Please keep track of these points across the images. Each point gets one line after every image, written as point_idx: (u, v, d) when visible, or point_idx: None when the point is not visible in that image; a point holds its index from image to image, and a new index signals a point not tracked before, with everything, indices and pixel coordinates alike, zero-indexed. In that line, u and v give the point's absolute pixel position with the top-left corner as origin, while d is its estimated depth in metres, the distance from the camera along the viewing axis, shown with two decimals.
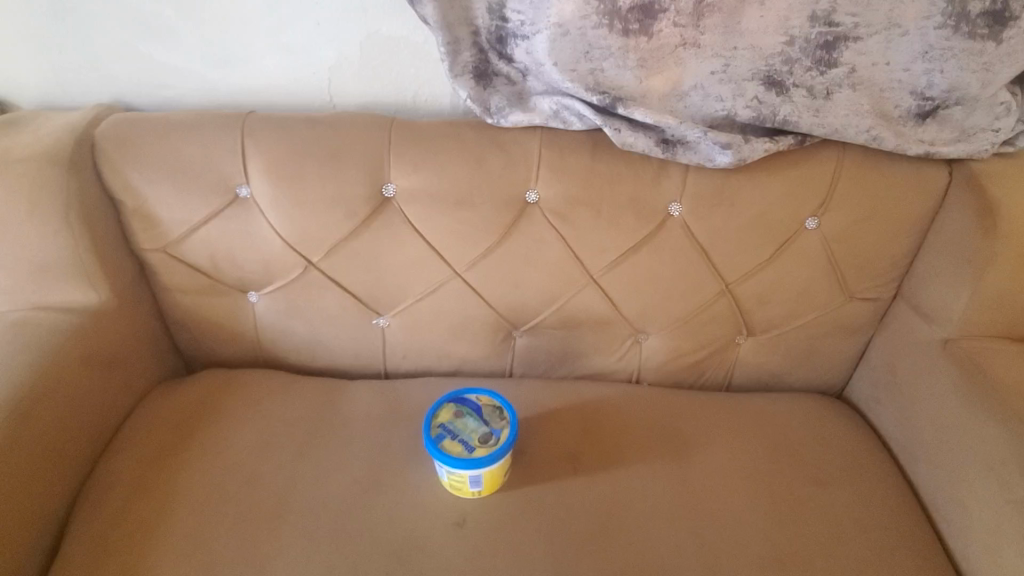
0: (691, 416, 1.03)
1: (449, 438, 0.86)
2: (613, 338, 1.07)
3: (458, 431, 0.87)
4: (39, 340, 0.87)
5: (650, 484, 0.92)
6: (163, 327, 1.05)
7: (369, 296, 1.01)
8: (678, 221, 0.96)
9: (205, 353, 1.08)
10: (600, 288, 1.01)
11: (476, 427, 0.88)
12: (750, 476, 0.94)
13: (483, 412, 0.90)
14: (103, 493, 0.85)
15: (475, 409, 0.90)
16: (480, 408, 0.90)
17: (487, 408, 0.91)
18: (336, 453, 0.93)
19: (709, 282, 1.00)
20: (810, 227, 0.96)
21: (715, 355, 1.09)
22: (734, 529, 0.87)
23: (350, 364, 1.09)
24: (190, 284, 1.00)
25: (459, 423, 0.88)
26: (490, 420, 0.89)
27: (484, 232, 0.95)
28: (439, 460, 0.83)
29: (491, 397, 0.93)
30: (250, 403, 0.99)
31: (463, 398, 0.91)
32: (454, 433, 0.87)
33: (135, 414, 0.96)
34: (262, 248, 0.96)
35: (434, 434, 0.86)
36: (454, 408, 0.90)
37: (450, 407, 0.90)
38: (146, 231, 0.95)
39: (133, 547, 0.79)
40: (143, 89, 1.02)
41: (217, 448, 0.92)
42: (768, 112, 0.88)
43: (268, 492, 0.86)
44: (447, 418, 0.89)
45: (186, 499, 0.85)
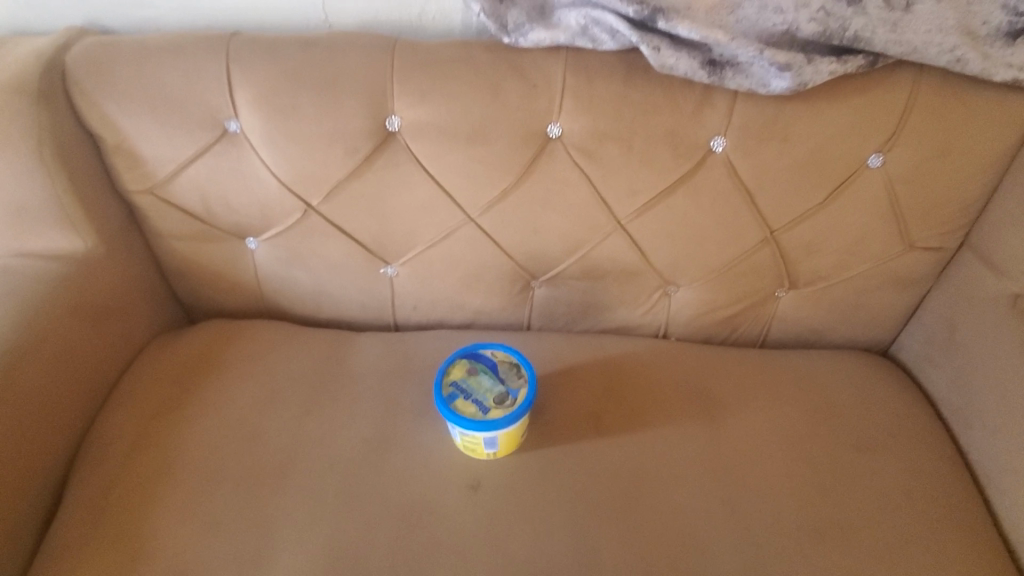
0: (723, 375, 0.96)
1: (462, 398, 0.80)
2: (640, 290, 0.98)
3: (471, 390, 0.81)
4: (23, 289, 0.81)
5: (679, 446, 0.86)
6: (159, 275, 0.99)
7: (375, 243, 0.93)
8: (720, 158, 0.84)
9: (206, 302, 1.03)
10: (628, 236, 0.91)
11: (492, 386, 0.81)
12: (786, 439, 0.88)
13: (498, 370, 0.83)
14: (101, 450, 0.81)
15: (491, 366, 0.84)
16: (496, 365, 0.84)
17: (503, 365, 0.84)
18: (343, 410, 0.88)
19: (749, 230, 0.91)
20: (874, 165, 0.85)
21: (750, 309, 1.01)
22: (770, 495, 0.81)
23: (358, 315, 1.03)
24: (185, 229, 0.93)
25: (472, 381, 0.82)
26: (507, 377, 0.82)
27: (500, 172, 0.85)
28: (450, 421, 0.77)
29: (509, 353, 0.86)
30: (254, 356, 0.94)
31: (477, 355, 0.85)
32: (466, 392, 0.81)
33: (133, 367, 0.92)
34: (256, 190, 0.88)
35: (444, 393, 0.80)
36: (467, 365, 0.84)
37: (462, 363, 0.84)
38: (131, 171, 0.87)
39: (133, 505, 0.76)
40: (119, 9, 0.91)
41: (218, 403, 0.87)
42: (836, 26, 0.74)
43: (272, 450, 0.82)
44: (459, 375, 0.83)
45: (186, 455, 0.81)
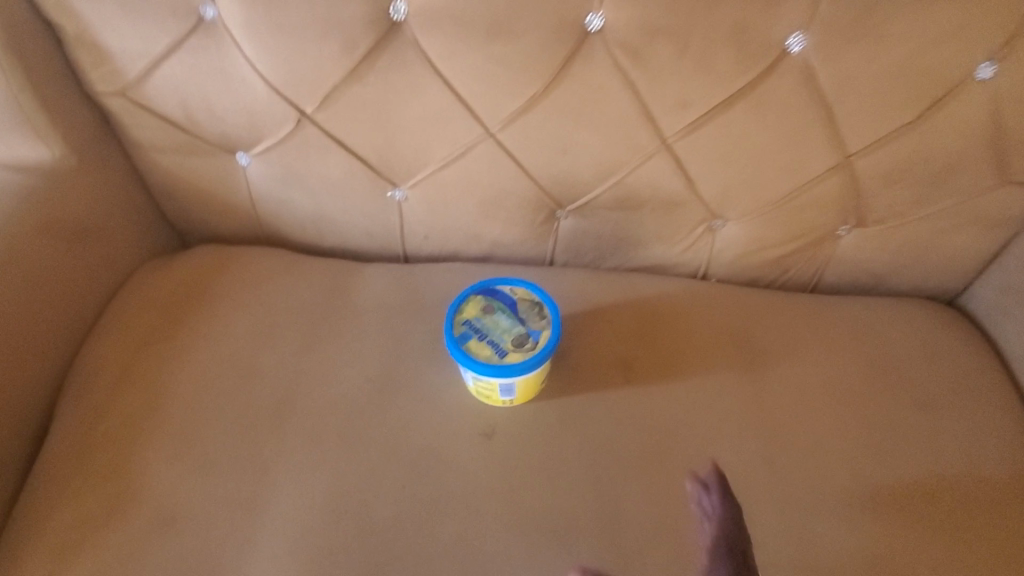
0: (769, 322, 0.86)
1: (476, 339, 0.71)
2: (681, 224, 0.86)
3: (487, 330, 0.72)
4: None
5: (717, 399, 0.78)
6: (144, 192, 0.90)
7: (380, 162, 0.82)
8: (794, 63, 0.69)
9: (198, 225, 0.94)
10: (673, 159, 0.78)
11: (510, 326, 0.72)
12: (836, 394, 0.79)
13: (518, 309, 0.73)
14: (86, 381, 0.75)
15: (510, 304, 0.74)
16: (515, 303, 0.74)
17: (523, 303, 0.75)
18: (346, 347, 0.80)
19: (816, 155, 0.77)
20: (983, 76, 0.69)
21: (805, 249, 0.89)
22: (815, 455, 0.74)
23: (363, 244, 0.93)
24: (167, 140, 0.82)
25: (488, 320, 0.73)
26: (527, 317, 0.73)
27: (526, 77, 0.72)
28: (462, 365, 0.69)
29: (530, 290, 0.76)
30: (250, 285, 0.86)
31: (495, 291, 0.75)
32: (481, 332, 0.72)
33: (120, 292, 0.85)
34: (242, 94, 0.76)
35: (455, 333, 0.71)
36: (483, 302, 0.74)
37: (477, 300, 0.74)
38: (98, 69, 0.75)
39: (120, 441, 0.70)
40: None
41: (211, 334, 0.80)
42: None
43: (269, 388, 0.75)
44: (473, 313, 0.73)
45: (176, 390, 0.74)
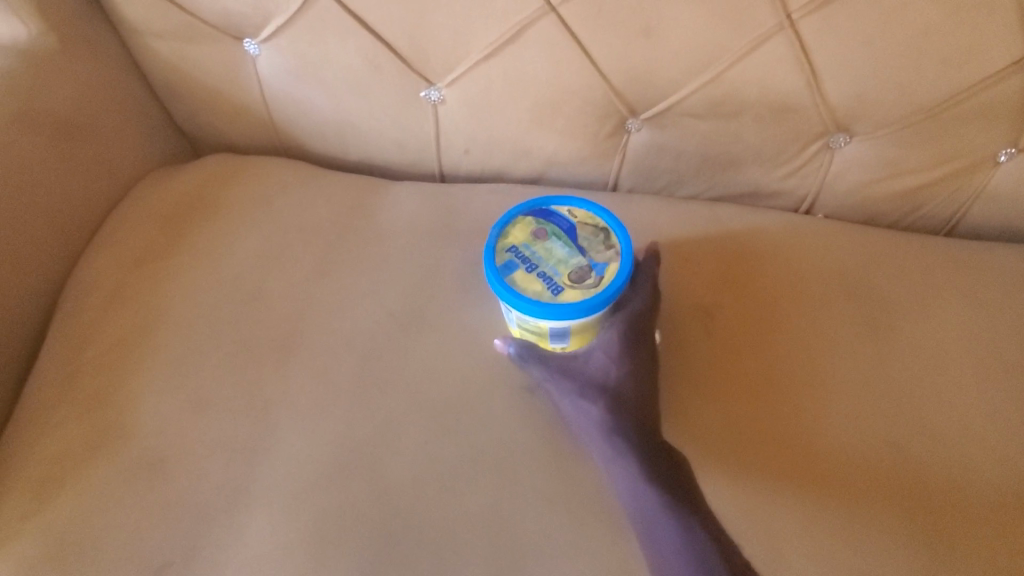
0: (890, 269, 0.68)
1: (523, 270, 0.56)
2: (789, 140, 0.67)
3: (538, 259, 0.57)
4: None
5: (823, 363, 0.62)
6: (147, 89, 0.78)
7: (413, 49, 0.66)
8: None
9: (208, 131, 0.82)
10: (794, 45, 0.59)
11: (567, 256, 0.57)
12: (981, 366, 0.62)
13: (578, 236, 0.59)
14: (76, 300, 0.66)
15: (567, 230, 0.59)
16: (574, 229, 0.59)
17: (583, 229, 0.60)
18: (367, 277, 0.67)
19: (991, 40, 0.57)
20: None
21: (950, 178, 0.68)
22: (951, 441, 0.58)
23: (393, 159, 0.79)
24: (165, 22, 0.69)
25: (539, 247, 0.58)
26: (589, 246, 0.58)
27: None
28: (505, 301, 0.55)
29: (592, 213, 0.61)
30: (261, 200, 0.74)
31: (550, 214, 0.60)
32: (530, 262, 0.57)
33: (120, 203, 0.74)
34: None
35: (497, 262, 0.57)
36: (534, 226, 0.60)
37: (528, 223, 0.60)
38: None
39: (109, 370, 0.61)
40: None
41: (215, 255, 0.69)
42: None
43: (277, 318, 0.64)
44: (520, 239, 0.59)
45: (175, 315, 0.65)
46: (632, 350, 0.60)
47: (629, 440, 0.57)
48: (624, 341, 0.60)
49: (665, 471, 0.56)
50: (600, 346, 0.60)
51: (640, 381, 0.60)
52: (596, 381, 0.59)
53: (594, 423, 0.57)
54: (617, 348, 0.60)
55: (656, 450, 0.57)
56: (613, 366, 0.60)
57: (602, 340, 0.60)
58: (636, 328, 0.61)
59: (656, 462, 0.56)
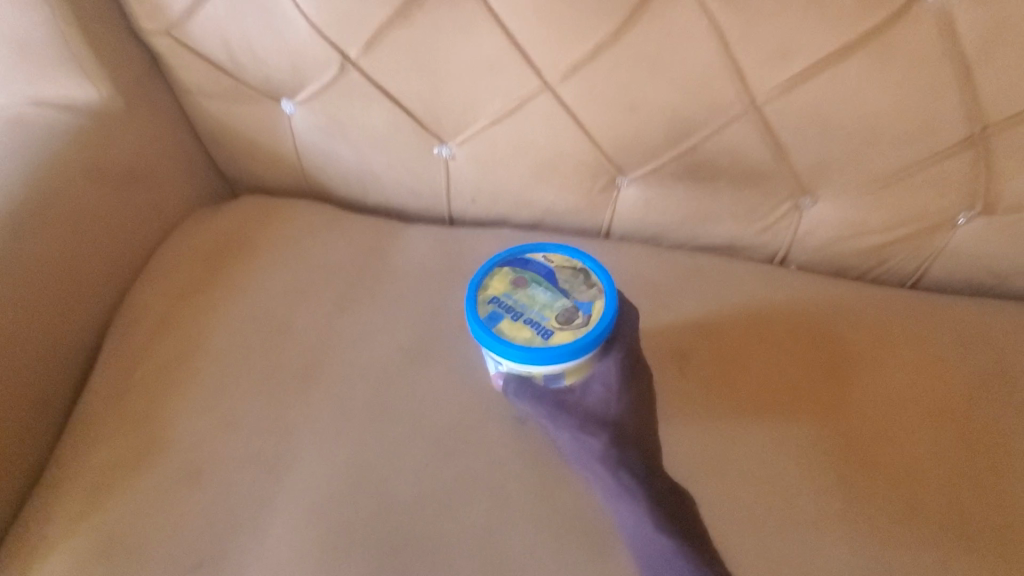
0: (856, 320, 0.74)
1: (511, 318, 0.62)
2: (764, 200, 0.74)
3: (523, 306, 0.63)
4: (39, 145, 0.72)
5: (787, 406, 0.68)
6: (195, 139, 0.88)
7: (428, 114, 0.75)
8: (930, 9, 0.56)
9: (245, 174, 0.91)
10: (762, 123, 0.66)
11: (549, 299, 0.63)
12: (933, 413, 0.67)
13: (557, 278, 0.65)
14: (128, 327, 0.75)
15: (546, 275, 0.66)
16: (552, 273, 0.66)
17: (561, 272, 0.67)
18: (380, 313, 0.76)
19: (946, 127, 0.62)
20: None
21: (912, 239, 0.75)
22: (901, 482, 0.63)
23: (408, 204, 0.88)
24: (214, 86, 0.79)
25: (524, 295, 0.64)
26: (569, 288, 0.64)
27: (597, 17, 0.62)
28: (500, 349, 0.60)
29: (567, 256, 0.68)
30: (290, 240, 0.83)
31: (526, 263, 0.67)
32: (517, 309, 0.62)
33: (167, 239, 0.84)
34: (286, 35, 0.71)
35: (484, 314, 0.62)
36: (514, 276, 0.66)
37: (507, 274, 0.66)
38: (143, 5, 0.72)
39: (154, 390, 0.70)
40: None
41: (248, 290, 0.78)
42: None
43: (300, 349, 0.73)
44: (503, 289, 0.64)
45: (211, 343, 0.74)
46: (626, 382, 0.66)
47: (631, 467, 0.62)
48: (620, 373, 0.66)
49: (660, 495, 0.61)
50: (598, 377, 0.65)
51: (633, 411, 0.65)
52: (595, 412, 0.64)
53: (598, 455, 0.62)
54: (614, 378, 0.65)
55: (652, 478, 0.62)
56: (610, 396, 0.65)
57: (600, 371, 0.65)
58: (628, 361, 0.67)
59: (656, 485, 0.61)
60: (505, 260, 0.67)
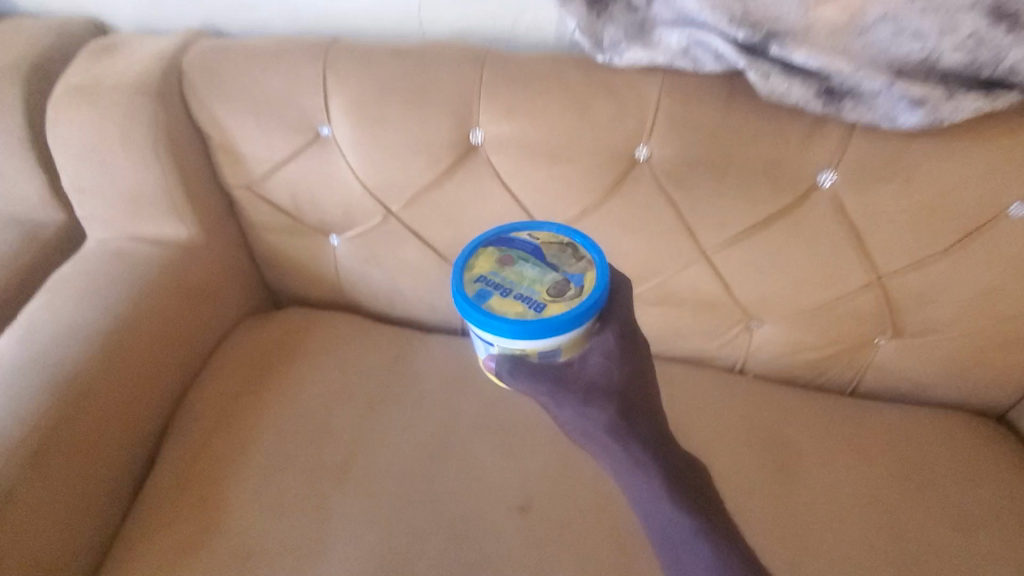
0: (802, 423, 0.89)
1: (497, 295, 0.57)
2: (720, 322, 0.92)
3: (510, 284, 0.58)
4: (134, 274, 0.89)
5: (747, 498, 0.82)
6: (252, 261, 1.06)
7: (450, 251, 0.94)
8: (827, 194, 0.75)
9: (291, 289, 1.09)
10: (712, 267, 0.85)
11: (538, 275, 0.59)
12: (868, 506, 0.81)
13: (544, 254, 0.61)
14: (189, 424, 0.88)
15: (532, 252, 0.61)
16: (539, 248, 0.61)
17: (547, 248, 0.62)
18: (404, 414, 0.90)
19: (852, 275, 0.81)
20: (1016, 215, 0.72)
21: (843, 356, 0.91)
22: (842, 566, 0.76)
23: (428, 317, 1.05)
24: (276, 224, 0.98)
25: (509, 272, 0.60)
26: (558, 261, 0.60)
27: (584, 190, 0.82)
28: (488, 328, 0.55)
29: (553, 231, 0.64)
30: (328, 348, 0.99)
31: (510, 240, 0.63)
32: (504, 287, 0.58)
33: (223, 345, 0.99)
34: (341, 192, 0.91)
35: (468, 295, 0.58)
36: (497, 254, 0.62)
37: (491, 252, 0.62)
38: (232, 168, 0.92)
39: (211, 481, 0.82)
40: (232, 13, 0.95)
41: (292, 392, 0.92)
42: (987, 57, 0.61)
43: (336, 445, 0.86)
44: (488, 268, 0.60)
45: (261, 439, 0.87)
46: (626, 349, 0.59)
47: (641, 439, 0.57)
48: (620, 346, 0.58)
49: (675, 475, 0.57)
50: (598, 348, 0.58)
51: (636, 380, 0.59)
52: (598, 383, 0.58)
53: (605, 428, 0.57)
54: (615, 352, 0.58)
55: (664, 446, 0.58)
56: (612, 368, 0.58)
57: (600, 340, 0.58)
58: (627, 333, 0.59)
59: (666, 449, 0.58)
60: (489, 240, 0.63)
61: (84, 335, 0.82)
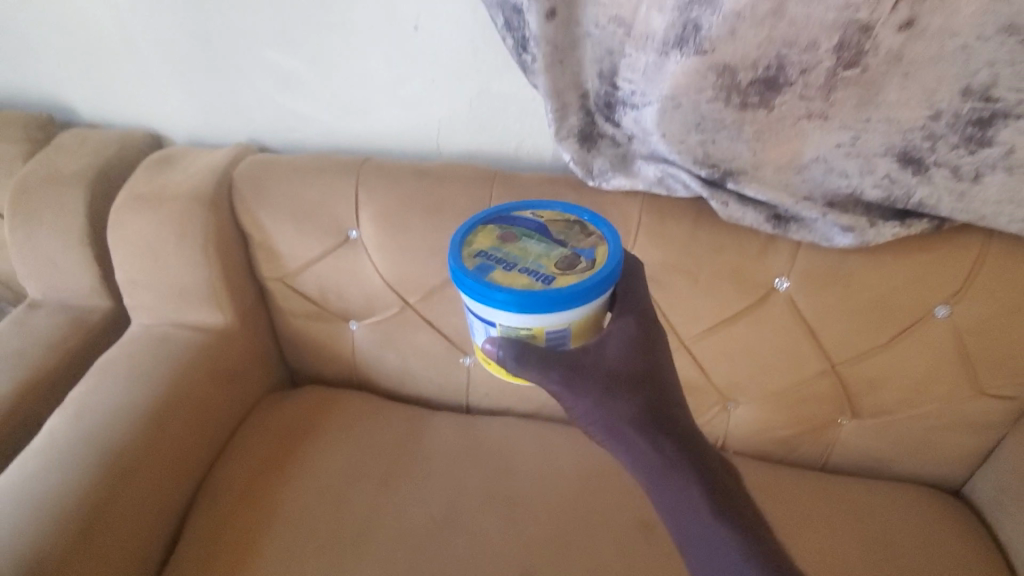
0: (778, 498, 0.98)
1: (503, 267, 0.61)
2: (700, 404, 1.03)
3: (516, 257, 0.63)
4: (174, 357, 0.99)
5: None
6: (275, 343, 1.16)
7: (459, 337, 1.05)
8: (783, 296, 0.89)
9: (309, 369, 1.19)
10: (691, 355, 0.97)
11: (543, 250, 0.64)
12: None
13: (549, 231, 0.67)
14: (215, 498, 0.95)
15: (536, 229, 0.67)
16: (543, 226, 0.67)
17: (550, 226, 0.68)
18: (415, 489, 0.97)
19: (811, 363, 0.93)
20: (940, 315, 0.85)
21: (811, 435, 1.01)
22: None
23: (436, 395, 1.14)
24: (302, 311, 1.10)
25: (516, 247, 0.64)
26: (564, 238, 0.66)
27: None
28: (494, 297, 0.58)
29: (555, 212, 0.70)
30: (344, 424, 1.07)
31: (514, 221, 0.69)
32: (509, 261, 0.62)
33: (246, 422, 1.08)
34: (364, 286, 1.03)
35: (475, 266, 0.62)
36: (501, 232, 0.67)
37: (495, 232, 0.67)
38: (269, 263, 1.05)
39: (235, 553, 0.89)
40: (275, 132, 1.11)
41: (311, 467, 1.00)
42: (900, 193, 0.76)
43: (352, 519, 0.93)
44: (494, 245, 0.65)
45: (282, 513, 0.93)
46: (642, 335, 0.65)
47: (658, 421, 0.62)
48: (636, 334, 0.64)
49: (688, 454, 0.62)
50: (617, 333, 0.64)
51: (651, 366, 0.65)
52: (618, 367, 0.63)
53: (625, 410, 0.62)
54: (632, 336, 0.64)
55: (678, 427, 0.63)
56: (629, 351, 0.64)
57: (620, 324, 0.64)
58: (642, 323, 0.66)
59: (680, 431, 0.63)
60: (494, 219, 0.69)
61: (128, 414, 0.90)
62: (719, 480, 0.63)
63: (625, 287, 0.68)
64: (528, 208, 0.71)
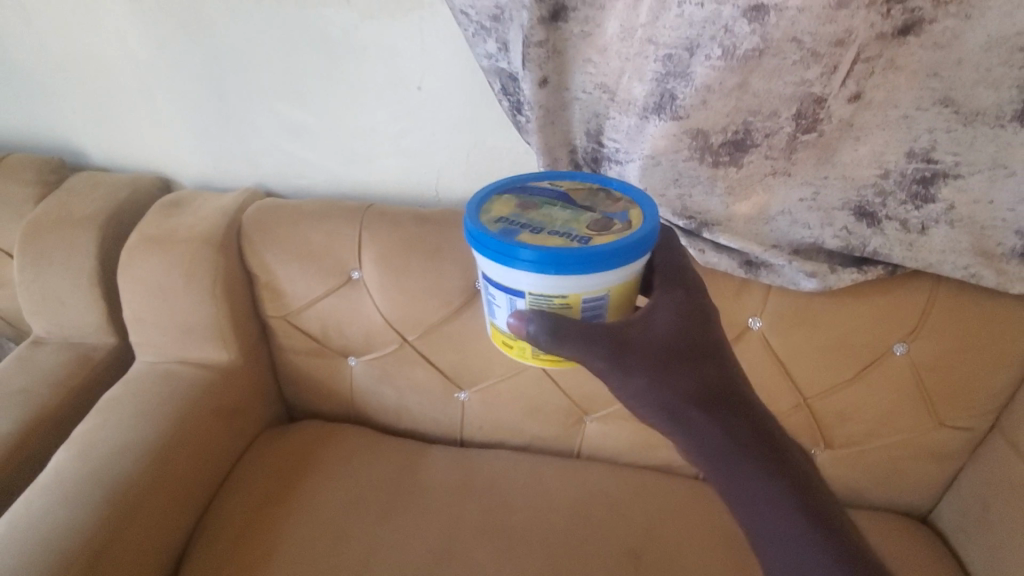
0: None
1: (531, 232, 0.62)
2: None
3: (542, 222, 0.64)
4: (179, 394, 1.02)
5: None
6: (274, 379, 1.20)
7: (454, 373, 1.10)
8: (757, 334, 0.97)
9: (307, 404, 1.22)
10: None
11: (570, 215, 0.65)
12: None
13: (572, 198, 0.68)
14: (215, 532, 0.98)
15: (557, 197, 0.68)
16: (565, 194, 0.68)
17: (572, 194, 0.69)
18: (411, 521, 1.01)
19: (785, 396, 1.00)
20: (898, 352, 0.93)
21: None
22: None
23: (431, 429, 1.18)
24: (303, 348, 1.14)
25: (538, 214, 0.65)
26: (587, 203, 0.67)
27: None
28: (529, 260, 0.59)
29: (574, 181, 0.71)
30: (342, 458, 1.10)
31: (532, 190, 0.69)
32: (536, 225, 0.63)
33: (245, 456, 1.11)
34: (365, 324, 1.08)
35: (498, 230, 0.62)
36: (521, 201, 0.67)
37: (514, 201, 0.67)
38: (273, 302, 1.10)
39: None
40: (282, 177, 1.18)
41: (310, 500, 1.03)
42: (857, 243, 0.84)
43: (350, 552, 0.96)
44: (515, 212, 0.66)
45: (281, 546, 0.96)
46: (689, 306, 0.67)
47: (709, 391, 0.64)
48: (683, 305, 0.67)
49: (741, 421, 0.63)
50: (665, 304, 0.66)
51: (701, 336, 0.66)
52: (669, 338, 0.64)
53: (679, 378, 0.63)
54: (678, 307, 0.66)
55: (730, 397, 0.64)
56: (678, 321, 0.65)
57: (664, 299, 0.67)
58: (688, 296, 0.68)
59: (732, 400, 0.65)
60: (508, 190, 0.69)
61: (134, 449, 0.93)
62: (773, 446, 0.64)
63: (663, 261, 0.72)
64: (545, 178, 0.72)
